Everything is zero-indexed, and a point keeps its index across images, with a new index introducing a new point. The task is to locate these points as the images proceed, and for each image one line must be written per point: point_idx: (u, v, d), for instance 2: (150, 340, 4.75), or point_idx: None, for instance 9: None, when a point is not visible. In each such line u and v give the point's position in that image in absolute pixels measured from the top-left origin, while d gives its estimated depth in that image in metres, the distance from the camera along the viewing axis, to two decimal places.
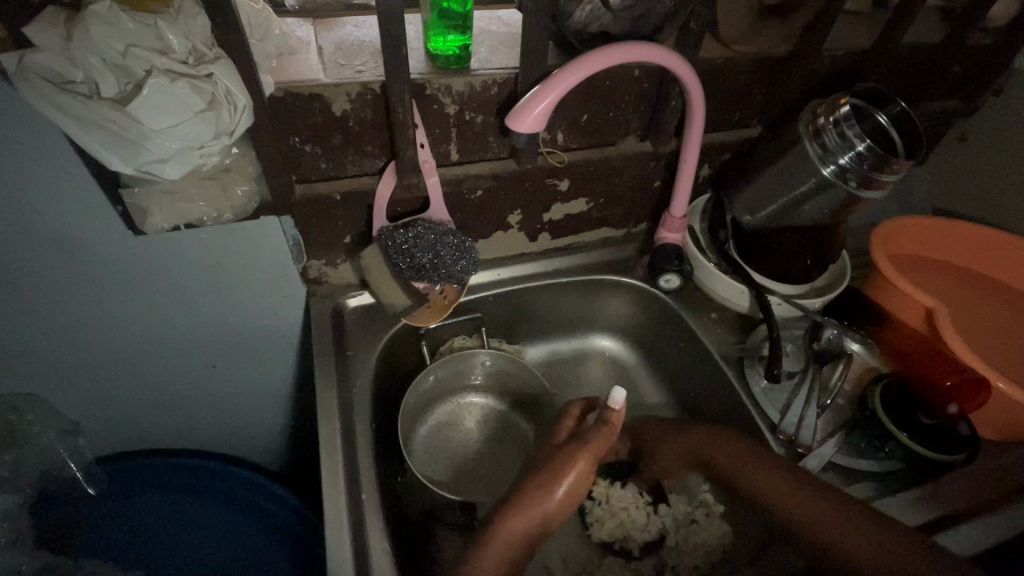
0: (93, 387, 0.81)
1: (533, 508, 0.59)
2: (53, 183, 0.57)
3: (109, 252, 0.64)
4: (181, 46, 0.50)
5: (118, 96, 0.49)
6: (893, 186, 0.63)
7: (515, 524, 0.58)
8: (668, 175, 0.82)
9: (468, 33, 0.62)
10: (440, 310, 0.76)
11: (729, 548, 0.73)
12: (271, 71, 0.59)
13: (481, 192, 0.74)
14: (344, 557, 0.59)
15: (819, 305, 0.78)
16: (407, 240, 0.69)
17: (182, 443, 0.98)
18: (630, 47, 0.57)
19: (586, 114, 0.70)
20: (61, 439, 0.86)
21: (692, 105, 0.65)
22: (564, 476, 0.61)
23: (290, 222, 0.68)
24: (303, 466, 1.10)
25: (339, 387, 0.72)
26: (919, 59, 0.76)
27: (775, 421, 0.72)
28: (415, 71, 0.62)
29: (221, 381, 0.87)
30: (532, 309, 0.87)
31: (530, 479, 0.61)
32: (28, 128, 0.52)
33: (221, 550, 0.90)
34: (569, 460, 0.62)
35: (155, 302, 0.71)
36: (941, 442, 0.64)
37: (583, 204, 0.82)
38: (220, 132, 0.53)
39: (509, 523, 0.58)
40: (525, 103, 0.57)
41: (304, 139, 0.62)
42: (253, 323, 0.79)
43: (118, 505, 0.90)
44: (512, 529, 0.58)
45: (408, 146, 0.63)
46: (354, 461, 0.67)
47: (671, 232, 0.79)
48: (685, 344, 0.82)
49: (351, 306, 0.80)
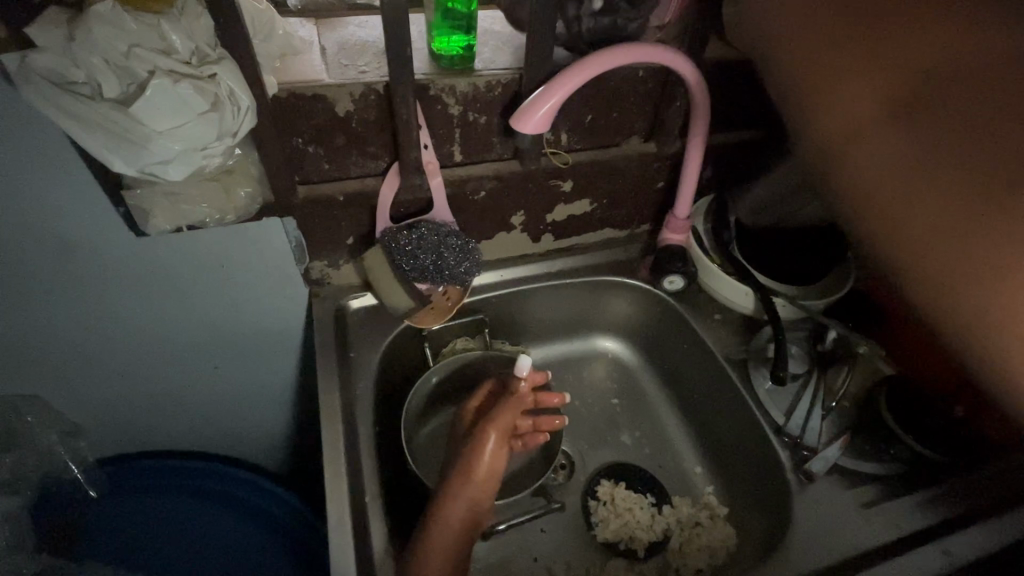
0: (94, 388, 0.81)
1: (460, 492, 0.62)
2: (56, 186, 0.56)
3: (112, 252, 0.64)
4: (184, 46, 0.49)
5: (120, 97, 0.49)
6: None
7: (456, 505, 0.62)
8: (672, 176, 0.82)
9: (471, 33, 0.62)
10: (443, 312, 0.75)
11: (735, 549, 0.71)
12: (274, 72, 0.59)
13: (485, 193, 0.73)
14: (346, 560, 0.59)
15: (822, 306, 0.77)
16: (411, 241, 0.68)
17: (182, 445, 0.97)
18: (642, 49, 0.57)
19: (591, 113, 0.70)
20: (61, 441, 0.86)
21: (699, 108, 0.65)
22: (481, 454, 0.65)
23: (293, 224, 0.67)
24: (305, 467, 1.09)
25: (341, 389, 0.72)
26: None
27: (781, 423, 0.71)
28: (418, 71, 0.61)
29: (223, 382, 0.86)
30: (535, 309, 0.87)
31: (458, 461, 0.65)
32: (28, 129, 0.51)
33: (222, 549, 0.89)
34: (481, 438, 0.66)
35: (157, 302, 0.71)
36: (949, 446, 0.66)
37: (587, 205, 0.81)
38: (223, 133, 0.53)
39: (452, 508, 0.61)
40: (529, 104, 0.57)
41: (306, 140, 0.62)
42: (256, 325, 0.79)
43: (119, 506, 0.90)
44: (454, 514, 0.61)
45: (411, 146, 0.63)
46: (356, 464, 0.66)
47: (675, 233, 0.78)
48: (689, 346, 0.82)
49: (353, 308, 0.80)
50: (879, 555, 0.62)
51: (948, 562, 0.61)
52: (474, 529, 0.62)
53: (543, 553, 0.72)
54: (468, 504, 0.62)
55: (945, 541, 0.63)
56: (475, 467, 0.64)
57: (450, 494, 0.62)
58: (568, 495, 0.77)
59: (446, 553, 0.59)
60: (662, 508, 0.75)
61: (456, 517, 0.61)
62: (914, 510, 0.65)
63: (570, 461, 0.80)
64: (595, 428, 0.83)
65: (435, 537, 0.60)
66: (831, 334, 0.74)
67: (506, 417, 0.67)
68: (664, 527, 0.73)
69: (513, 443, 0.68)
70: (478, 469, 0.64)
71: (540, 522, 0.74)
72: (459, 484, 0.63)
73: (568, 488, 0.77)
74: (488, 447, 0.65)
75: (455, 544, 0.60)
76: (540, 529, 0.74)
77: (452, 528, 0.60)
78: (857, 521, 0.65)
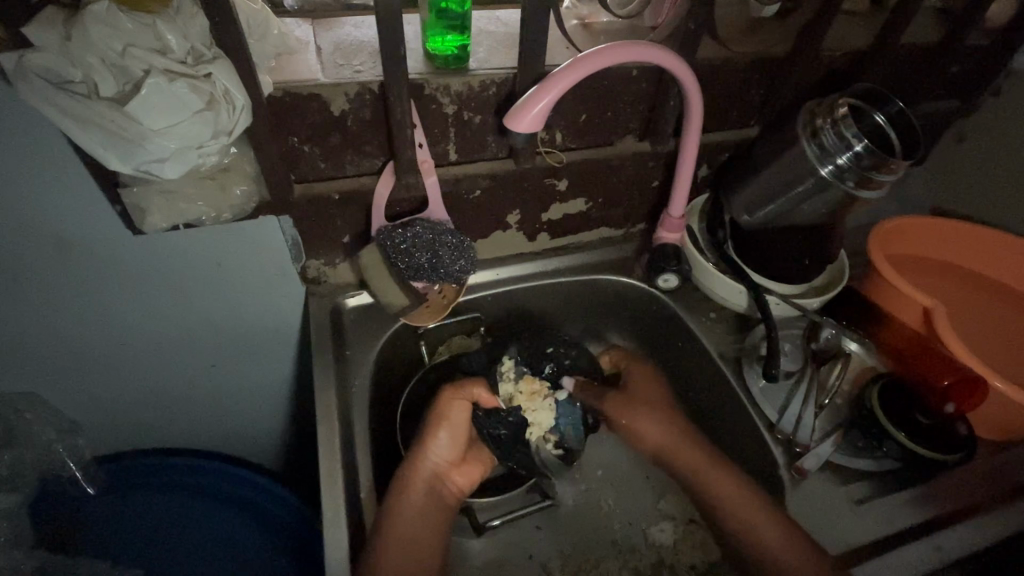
0: (91, 387, 0.81)
1: (406, 487, 0.67)
2: (51, 182, 0.57)
3: (106, 251, 0.64)
4: (179, 46, 0.50)
5: (117, 96, 0.49)
6: (890, 185, 0.65)
7: (421, 472, 0.68)
8: (667, 175, 0.82)
9: (466, 33, 0.62)
10: (439, 311, 0.76)
11: None
12: (271, 72, 0.59)
13: (480, 192, 0.74)
14: (341, 556, 0.59)
15: (817, 305, 0.78)
16: (406, 239, 0.69)
17: (181, 443, 0.98)
18: (632, 47, 0.57)
19: (585, 113, 0.71)
20: (60, 439, 0.86)
21: (692, 105, 0.65)
22: (434, 441, 0.70)
23: (289, 222, 0.68)
24: (302, 466, 1.09)
25: (337, 386, 0.72)
26: (918, 58, 0.78)
27: (774, 420, 0.71)
28: (413, 71, 0.62)
29: (220, 381, 0.87)
30: (531, 307, 0.87)
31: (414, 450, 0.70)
32: (24, 128, 0.52)
33: (221, 545, 0.90)
34: (436, 427, 0.71)
35: (154, 301, 0.72)
36: (938, 442, 0.66)
37: (582, 204, 0.82)
38: (218, 131, 0.53)
39: (407, 499, 0.66)
40: (522, 103, 0.57)
41: (302, 139, 0.62)
42: (253, 322, 0.79)
43: (115, 505, 0.90)
44: (410, 502, 0.66)
45: (406, 145, 0.63)
46: (352, 461, 0.67)
47: (671, 232, 0.78)
48: (684, 345, 0.82)
49: (350, 306, 0.80)
50: (873, 552, 0.63)
51: (938, 558, 0.62)
52: (440, 498, 0.68)
53: (539, 551, 0.72)
54: (425, 491, 0.67)
55: (937, 538, 0.63)
56: (426, 456, 0.69)
57: (401, 491, 0.66)
58: (565, 494, 0.77)
59: (416, 510, 0.65)
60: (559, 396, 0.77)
61: (409, 515, 0.65)
62: (909, 506, 0.66)
63: None
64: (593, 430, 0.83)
65: (391, 519, 0.64)
66: (827, 332, 0.73)
67: (457, 417, 0.72)
68: (552, 406, 0.76)
69: (482, 418, 0.74)
70: (438, 447, 0.70)
71: (535, 520, 0.74)
72: (404, 485, 0.67)
73: (565, 487, 0.78)
74: (448, 416, 0.72)
75: (408, 548, 0.63)
76: (535, 526, 0.74)
77: (399, 522, 0.64)
78: (850, 520, 0.65)
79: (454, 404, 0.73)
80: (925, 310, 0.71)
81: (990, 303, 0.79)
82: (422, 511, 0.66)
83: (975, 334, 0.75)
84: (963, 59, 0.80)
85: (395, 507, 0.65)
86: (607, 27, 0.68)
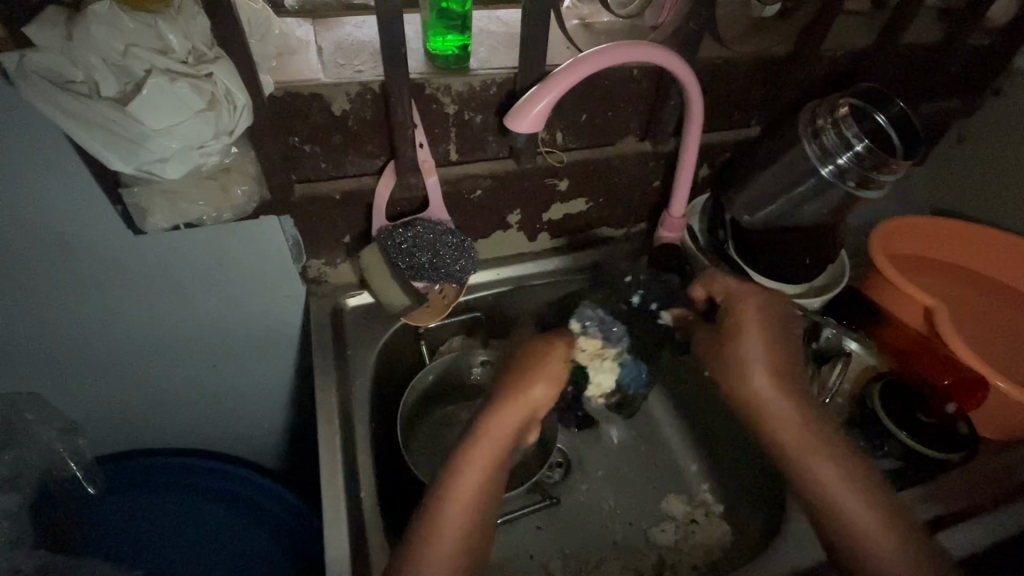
0: (92, 387, 0.81)
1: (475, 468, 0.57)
2: (52, 183, 0.57)
3: (108, 252, 0.64)
4: (180, 46, 0.50)
5: (118, 96, 0.49)
6: (891, 185, 0.65)
7: (491, 445, 0.59)
8: (667, 175, 0.82)
9: (467, 33, 0.62)
10: (439, 310, 0.75)
11: (730, 547, 0.73)
12: (272, 72, 0.59)
13: (480, 192, 0.74)
14: (342, 556, 0.59)
15: (818, 304, 0.77)
16: (407, 239, 0.69)
17: (181, 443, 0.98)
18: (634, 47, 0.57)
19: (586, 113, 0.71)
20: (61, 439, 0.86)
21: (693, 105, 0.65)
22: (512, 417, 0.60)
23: (290, 222, 0.68)
24: (303, 466, 1.09)
25: (337, 386, 0.72)
26: (918, 59, 0.78)
27: None
28: (414, 71, 0.62)
29: (221, 381, 0.87)
30: (532, 307, 0.88)
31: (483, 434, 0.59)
32: (25, 128, 0.52)
33: (220, 546, 0.90)
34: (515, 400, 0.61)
35: (156, 301, 0.72)
36: (942, 442, 0.67)
37: (583, 204, 0.82)
38: (219, 132, 0.53)
39: (473, 474, 0.57)
40: (524, 102, 0.57)
41: (303, 139, 0.62)
42: (254, 323, 0.79)
43: (116, 505, 0.90)
44: (475, 484, 0.57)
45: (407, 145, 0.63)
46: (353, 461, 0.67)
47: (670, 232, 0.78)
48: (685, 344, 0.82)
49: (351, 306, 0.80)
50: None
51: None
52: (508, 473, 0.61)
53: (540, 551, 0.72)
54: (500, 465, 0.59)
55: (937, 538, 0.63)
56: (500, 428, 0.60)
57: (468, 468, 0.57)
58: (566, 494, 0.77)
59: (483, 492, 0.57)
60: (625, 359, 0.74)
61: (473, 493, 0.57)
62: None
63: (566, 459, 0.80)
64: (594, 430, 0.83)
65: (455, 504, 0.56)
66: (829, 331, 0.73)
67: (541, 395, 0.62)
68: (615, 368, 0.74)
69: None
70: (521, 418, 0.61)
71: (536, 520, 0.74)
72: (472, 462, 0.58)
73: (565, 487, 0.78)
74: (528, 394, 0.61)
75: (472, 528, 0.55)
76: (536, 526, 0.74)
77: (465, 503, 0.56)
78: None
79: (538, 386, 0.62)
80: (926, 310, 0.71)
81: (990, 303, 0.79)
82: (492, 490, 0.58)
83: (975, 334, 0.75)
84: (964, 59, 0.80)
85: (459, 487, 0.56)
86: (608, 27, 0.68)
